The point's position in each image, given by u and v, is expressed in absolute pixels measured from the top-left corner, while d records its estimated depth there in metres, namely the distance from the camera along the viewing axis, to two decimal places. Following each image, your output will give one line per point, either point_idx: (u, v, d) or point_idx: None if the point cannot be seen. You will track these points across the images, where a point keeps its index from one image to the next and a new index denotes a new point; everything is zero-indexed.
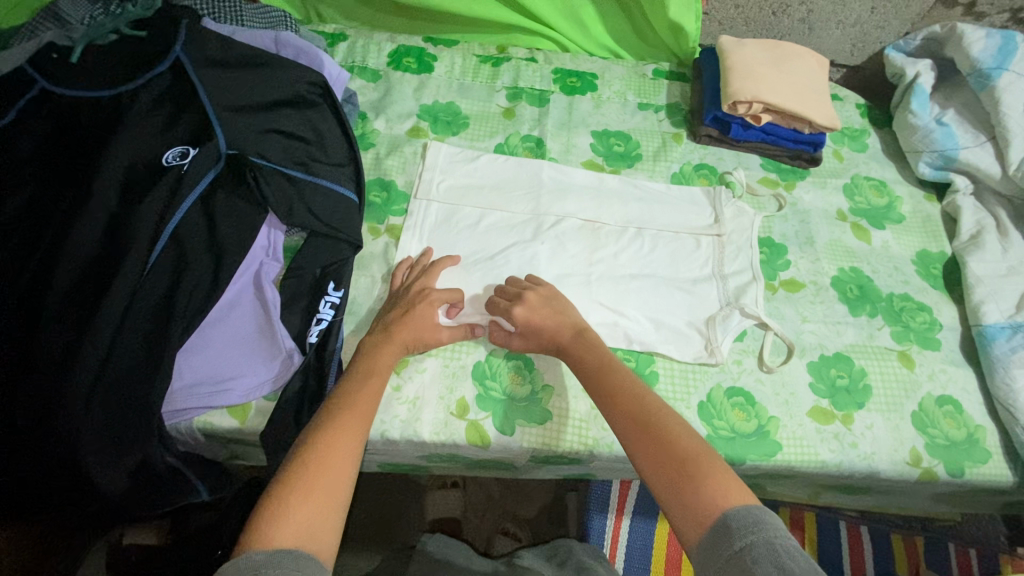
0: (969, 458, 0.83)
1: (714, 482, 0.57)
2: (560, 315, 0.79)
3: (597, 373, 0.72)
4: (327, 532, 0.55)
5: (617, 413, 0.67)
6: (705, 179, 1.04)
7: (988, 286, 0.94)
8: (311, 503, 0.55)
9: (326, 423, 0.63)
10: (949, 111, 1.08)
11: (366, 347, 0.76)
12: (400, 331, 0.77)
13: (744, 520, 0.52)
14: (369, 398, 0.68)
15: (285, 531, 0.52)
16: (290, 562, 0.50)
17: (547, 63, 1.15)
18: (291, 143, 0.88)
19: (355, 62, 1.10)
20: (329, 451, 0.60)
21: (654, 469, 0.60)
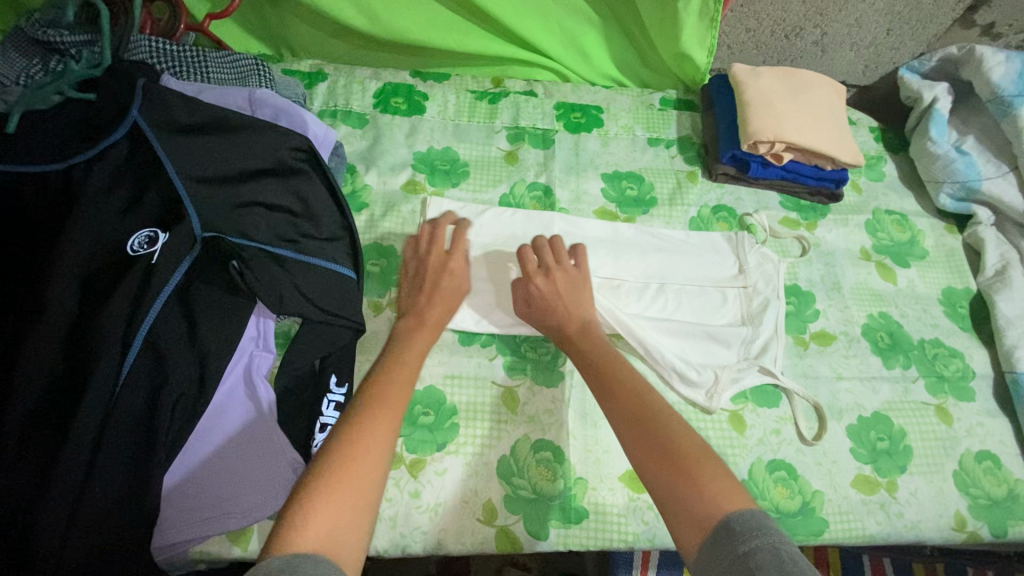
0: (1012, 517, 0.81)
1: (717, 483, 0.53)
2: (565, 302, 0.78)
3: (605, 369, 0.69)
4: (355, 535, 0.51)
5: (619, 404, 0.63)
6: (725, 223, 0.98)
7: (1019, 329, 0.91)
8: (342, 500, 0.51)
9: (353, 414, 0.59)
10: (967, 138, 1.04)
11: (398, 333, 0.74)
12: (432, 318, 0.76)
13: (746, 525, 0.48)
14: (405, 388, 0.65)
15: (310, 530, 0.48)
16: (313, 566, 0.45)
17: (547, 97, 1.06)
18: (277, 218, 0.78)
19: (338, 105, 1.00)
20: (358, 444, 0.56)
21: (651, 466, 0.56)
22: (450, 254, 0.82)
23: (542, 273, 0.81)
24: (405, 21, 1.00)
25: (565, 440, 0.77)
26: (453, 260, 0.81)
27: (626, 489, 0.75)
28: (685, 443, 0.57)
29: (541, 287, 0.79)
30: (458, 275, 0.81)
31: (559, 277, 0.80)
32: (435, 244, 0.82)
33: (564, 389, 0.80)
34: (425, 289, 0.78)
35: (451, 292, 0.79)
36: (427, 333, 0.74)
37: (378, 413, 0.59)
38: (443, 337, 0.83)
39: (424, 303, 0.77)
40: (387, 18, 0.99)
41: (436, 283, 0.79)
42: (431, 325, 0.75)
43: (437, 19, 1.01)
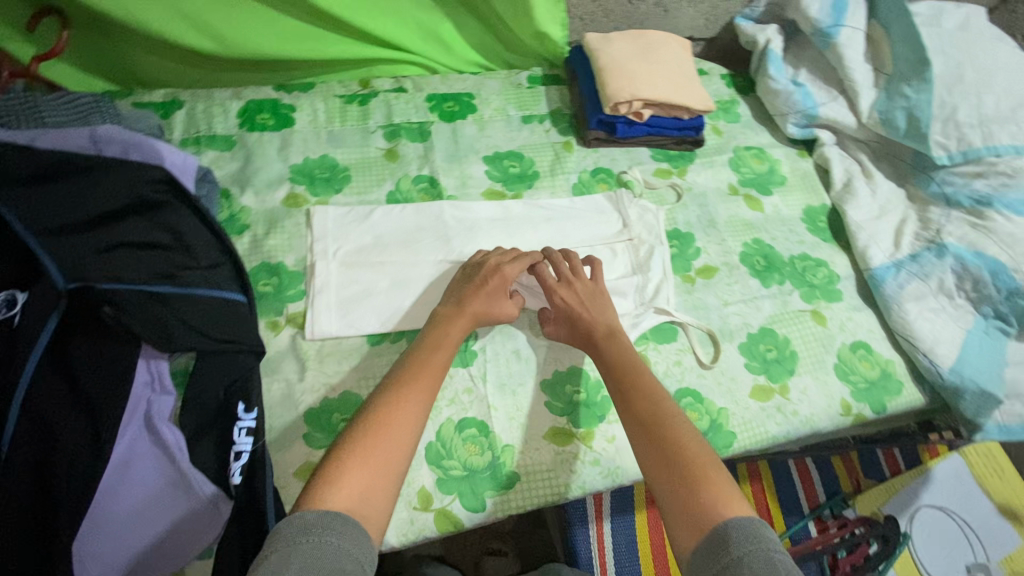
0: (887, 393, 0.92)
1: (718, 486, 0.58)
2: (597, 316, 0.81)
3: (618, 369, 0.73)
4: (382, 500, 0.58)
5: (633, 406, 0.68)
6: (605, 183, 1.04)
7: (868, 231, 1.03)
8: (373, 467, 0.59)
9: (393, 386, 0.66)
10: (801, 71, 1.15)
11: (436, 318, 0.78)
12: (471, 306, 0.79)
13: (742, 533, 0.53)
14: (437, 369, 0.70)
15: (342, 494, 0.56)
16: (339, 526, 0.53)
17: (418, 91, 1.07)
18: (149, 255, 0.74)
19: (201, 131, 0.96)
20: (396, 413, 0.63)
21: (653, 464, 0.62)
22: (506, 262, 0.84)
23: (564, 285, 0.84)
24: (255, 37, 0.98)
25: (487, 414, 0.80)
26: (506, 268, 0.83)
27: (552, 445, 0.79)
28: (691, 450, 0.62)
29: (562, 300, 0.82)
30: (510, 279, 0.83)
31: (580, 289, 0.83)
32: (495, 253, 0.86)
33: (480, 366, 0.83)
34: (473, 283, 0.81)
35: (494, 295, 0.81)
36: (465, 320, 0.77)
37: (409, 390, 0.66)
38: (351, 342, 0.83)
39: (466, 294, 0.80)
40: (235, 38, 0.97)
41: (478, 295, 0.80)
42: (469, 310, 0.78)
43: (289, 30, 1.00)
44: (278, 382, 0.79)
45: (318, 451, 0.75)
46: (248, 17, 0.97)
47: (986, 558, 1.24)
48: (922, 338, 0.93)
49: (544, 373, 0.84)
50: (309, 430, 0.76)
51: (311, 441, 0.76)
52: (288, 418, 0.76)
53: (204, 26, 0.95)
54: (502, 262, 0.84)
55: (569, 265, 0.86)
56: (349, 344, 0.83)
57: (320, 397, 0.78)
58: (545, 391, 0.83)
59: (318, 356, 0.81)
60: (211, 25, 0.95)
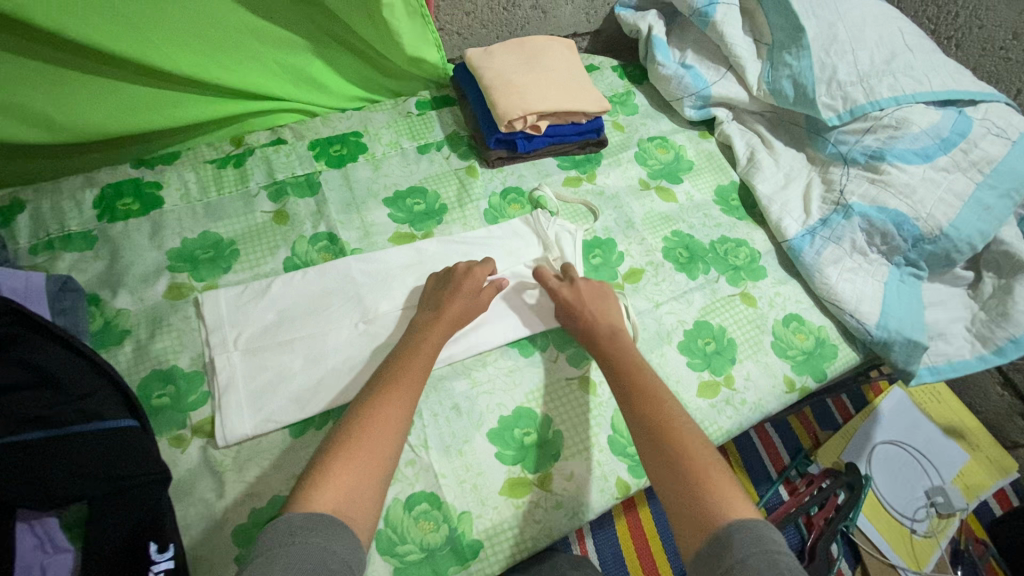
0: (824, 360, 0.94)
1: (723, 491, 0.57)
2: (607, 311, 0.83)
3: (622, 367, 0.74)
4: (367, 498, 0.58)
5: (637, 404, 0.68)
6: (516, 204, 1.00)
7: (779, 203, 1.04)
8: (359, 467, 0.59)
9: (380, 388, 0.68)
10: (687, 53, 1.15)
11: (414, 327, 0.78)
12: (449, 313, 0.79)
13: (748, 539, 0.51)
14: (419, 371, 0.71)
15: (330, 491, 0.56)
16: (325, 527, 0.53)
17: (298, 139, 0.99)
18: (7, 399, 0.63)
19: (52, 233, 0.84)
20: (380, 413, 0.64)
21: (651, 457, 0.63)
22: (477, 265, 0.85)
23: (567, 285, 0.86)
24: (96, 114, 0.86)
25: (436, 483, 0.74)
26: (478, 269, 0.84)
27: (510, 499, 0.75)
28: (693, 451, 0.61)
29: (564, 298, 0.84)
30: (482, 280, 0.84)
31: (584, 286, 0.85)
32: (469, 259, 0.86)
33: (419, 433, 0.77)
34: (447, 288, 0.82)
35: (470, 296, 0.82)
36: (443, 326, 0.78)
37: (391, 393, 0.67)
38: (272, 438, 0.75)
39: (444, 300, 0.80)
40: (71, 120, 0.85)
41: (458, 290, 0.82)
42: (445, 318, 0.78)
43: (137, 101, 0.89)
44: (195, 505, 0.70)
45: None
46: (80, 93, 0.85)
47: (941, 481, 1.31)
48: (846, 300, 0.95)
49: (489, 423, 0.80)
50: (241, 551, 0.68)
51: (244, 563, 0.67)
52: (214, 544, 0.68)
53: (29, 114, 0.82)
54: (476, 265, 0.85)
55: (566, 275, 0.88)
56: (269, 441, 0.75)
57: (247, 511, 0.70)
58: (493, 441, 0.78)
59: (236, 464, 0.73)
60: (36, 110, 0.82)
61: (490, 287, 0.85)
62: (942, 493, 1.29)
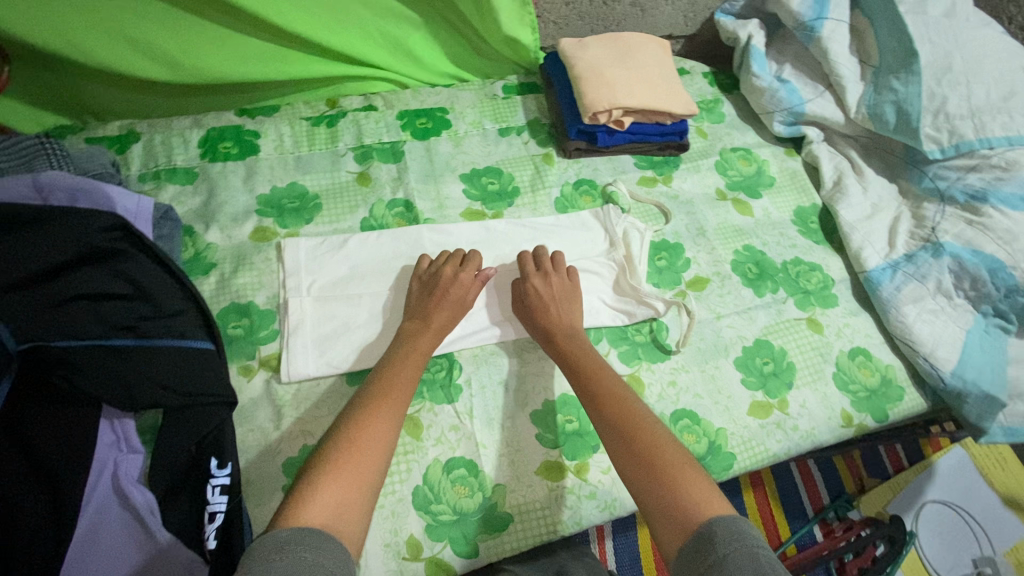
0: (888, 400, 0.90)
1: (697, 488, 0.57)
2: (571, 316, 0.83)
3: (592, 378, 0.73)
4: (354, 514, 0.57)
5: (606, 416, 0.67)
6: (588, 197, 1.00)
7: (862, 231, 0.99)
8: (345, 483, 0.58)
9: (360, 408, 0.66)
10: (785, 67, 1.12)
11: (400, 334, 0.78)
12: (437, 320, 0.79)
13: (727, 531, 0.51)
14: (404, 387, 0.70)
15: (316, 508, 0.55)
16: (314, 541, 0.51)
17: (388, 108, 1.03)
18: (106, 306, 0.70)
19: (160, 165, 0.91)
20: (363, 431, 0.63)
21: (628, 466, 0.62)
22: (463, 268, 0.84)
23: (541, 274, 0.86)
24: (211, 60, 0.93)
25: (476, 452, 0.76)
26: (462, 274, 0.83)
27: (545, 481, 0.76)
28: (666, 452, 0.61)
29: (535, 287, 0.84)
30: (467, 286, 0.83)
31: (558, 281, 0.85)
32: (453, 261, 0.85)
33: (466, 402, 0.80)
34: (434, 293, 0.81)
35: (456, 301, 0.81)
36: (432, 334, 0.78)
37: (377, 410, 0.66)
38: (329, 383, 0.79)
39: (430, 308, 0.80)
40: (190, 63, 0.92)
41: (440, 293, 0.81)
42: (433, 325, 0.78)
43: (249, 52, 0.95)
44: (255, 433, 0.74)
45: None
46: (201, 39, 0.91)
47: (992, 551, 1.21)
48: (922, 342, 0.90)
49: (534, 404, 0.81)
50: (289, 481, 0.72)
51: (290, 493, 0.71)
52: (266, 469, 0.72)
53: (155, 53, 0.90)
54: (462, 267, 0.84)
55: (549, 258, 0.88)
56: (326, 385, 0.79)
57: (299, 446, 0.74)
58: (535, 422, 0.79)
59: (294, 401, 0.77)
60: (162, 50, 0.90)
61: (477, 284, 0.84)
62: (992, 565, 1.20)
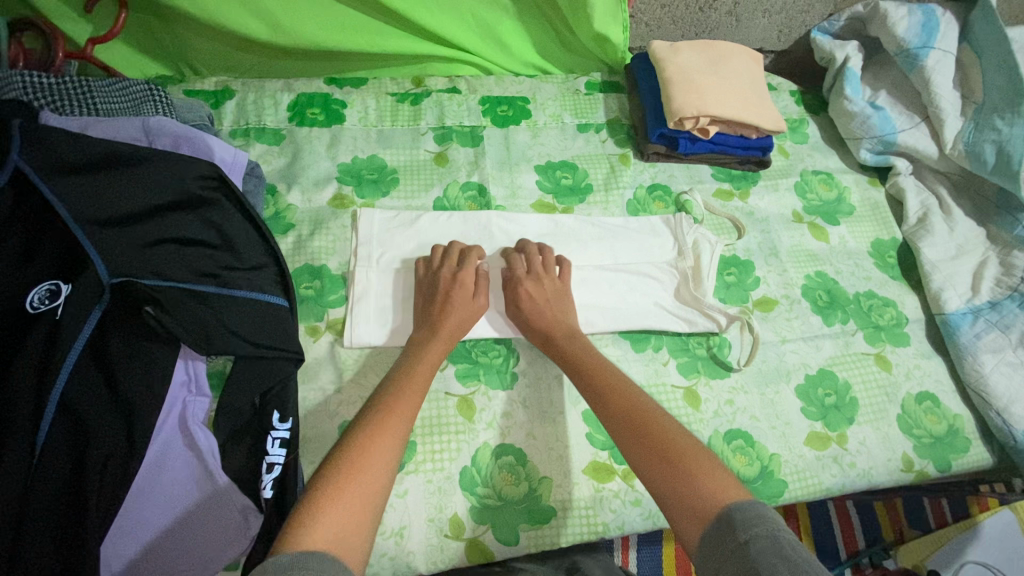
0: (953, 450, 0.86)
1: (712, 485, 0.54)
2: (560, 316, 0.80)
3: (599, 388, 0.70)
4: (359, 534, 0.52)
5: (621, 430, 0.64)
6: (661, 203, 0.99)
7: (944, 272, 0.95)
8: (347, 506, 0.53)
9: (363, 426, 0.62)
10: (880, 94, 1.08)
11: (411, 345, 0.76)
12: (446, 325, 0.76)
13: (747, 516, 0.49)
14: (410, 404, 0.66)
15: (317, 531, 0.50)
16: (317, 564, 0.47)
17: (471, 92, 1.03)
18: (195, 252, 0.73)
19: (250, 123, 0.94)
20: (368, 449, 0.59)
21: (648, 469, 0.59)
22: (461, 270, 0.82)
23: (530, 277, 0.83)
24: (310, 26, 0.95)
25: (526, 441, 0.76)
26: (464, 277, 0.81)
27: (592, 481, 0.75)
28: (678, 445, 0.59)
29: (525, 292, 0.81)
30: (470, 287, 0.80)
31: (545, 284, 0.83)
32: (450, 263, 0.82)
33: (520, 391, 0.80)
34: (438, 299, 0.78)
35: (465, 304, 0.79)
36: (442, 344, 0.75)
37: (382, 427, 0.62)
38: (390, 354, 0.80)
39: (438, 315, 0.77)
40: (290, 27, 0.94)
41: (448, 294, 0.79)
42: (441, 330, 0.76)
43: (346, 22, 0.96)
44: (315, 393, 0.76)
45: None
46: (304, 4, 0.93)
47: None
48: (997, 395, 0.86)
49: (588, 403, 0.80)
50: None
51: None
52: (323, 429, 0.74)
53: (259, 12, 0.92)
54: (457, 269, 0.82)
55: (540, 256, 0.85)
56: (388, 356, 0.80)
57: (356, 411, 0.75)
58: (587, 421, 0.79)
59: (356, 367, 0.78)
60: (266, 11, 0.92)
61: (481, 283, 0.82)
62: None
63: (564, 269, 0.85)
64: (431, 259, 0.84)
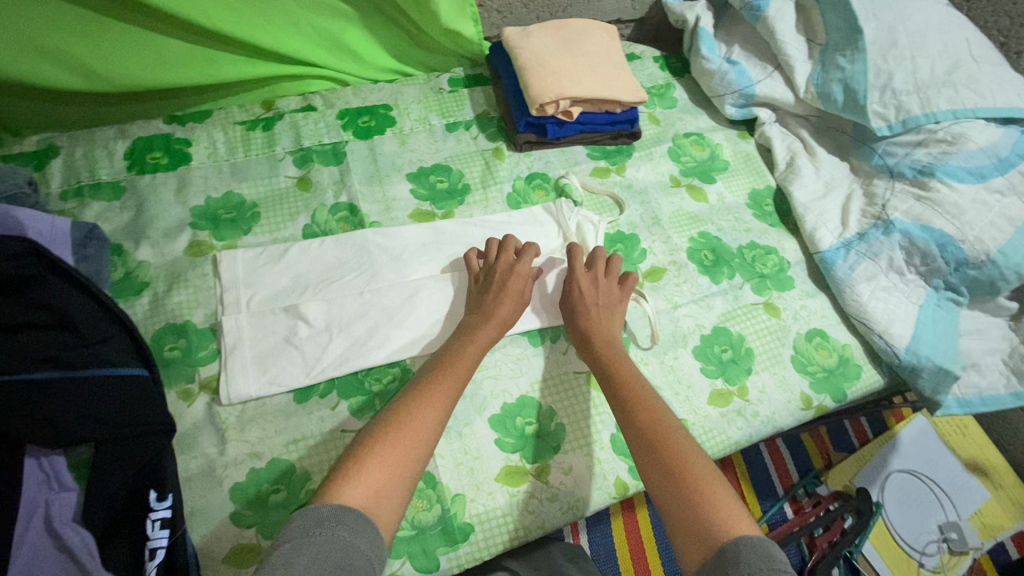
0: (846, 379, 0.90)
1: (725, 508, 0.54)
2: (609, 319, 0.80)
3: (625, 384, 0.71)
4: (395, 497, 0.54)
5: (636, 417, 0.66)
6: (541, 190, 0.98)
7: (815, 212, 0.99)
8: (388, 465, 0.55)
9: (413, 392, 0.64)
10: (734, 49, 1.10)
11: (462, 326, 0.77)
12: (498, 314, 0.77)
13: (753, 553, 0.48)
14: (455, 383, 0.67)
15: (360, 487, 0.53)
16: (352, 522, 0.50)
17: (328, 107, 0.98)
18: (23, 338, 0.65)
19: (83, 181, 0.86)
20: (412, 415, 0.61)
21: (656, 474, 0.59)
22: (519, 260, 0.83)
23: (589, 275, 0.84)
24: (132, 64, 0.87)
25: (433, 462, 0.74)
26: (519, 266, 0.82)
27: (506, 487, 0.74)
28: (693, 464, 0.58)
29: (582, 288, 0.82)
30: (524, 279, 0.81)
31: (601, 286, 0.83)
32: (510, 252, 0.83)
33: None
34: (493, 289, 0.79)
35: (516, 295, 0.79)
36: (493, 328, 0.76)
37: (430, 396, 0.64)
38: (276, 401, 0.76)
39: (491, 303, 0.78)
40: (108, 69, 0.86)
41: (502, 285, 0.80)
42: (492, 320, 0.76)
43: (173, 54, 0.89)
44: (197, 461, 0.71)
45: (248, 530, 0.68)
46: (118, 42, 0.86)
47: (956, 516, 1.23)
48: (877, 319, 0.91)
49: (492, 409, 0.79)
50: (236, 508, 0.69)
51: (239, 520, 0.68)
52: (212, 499, 0.69)
53: (66, 59, 0.84)
54: (512, 261, 0.82)
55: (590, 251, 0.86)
56: (274, 404, 0.75)
57: (245, 471, 0.71)
58: (494, 427, 0.78)
59: (239, 423, 0.74)
60: (74, 56, 0.84)
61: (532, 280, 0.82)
62: (957, 530, 1.22)
63: (613, 263, 0.85)
64: (485, 253, 0.85)
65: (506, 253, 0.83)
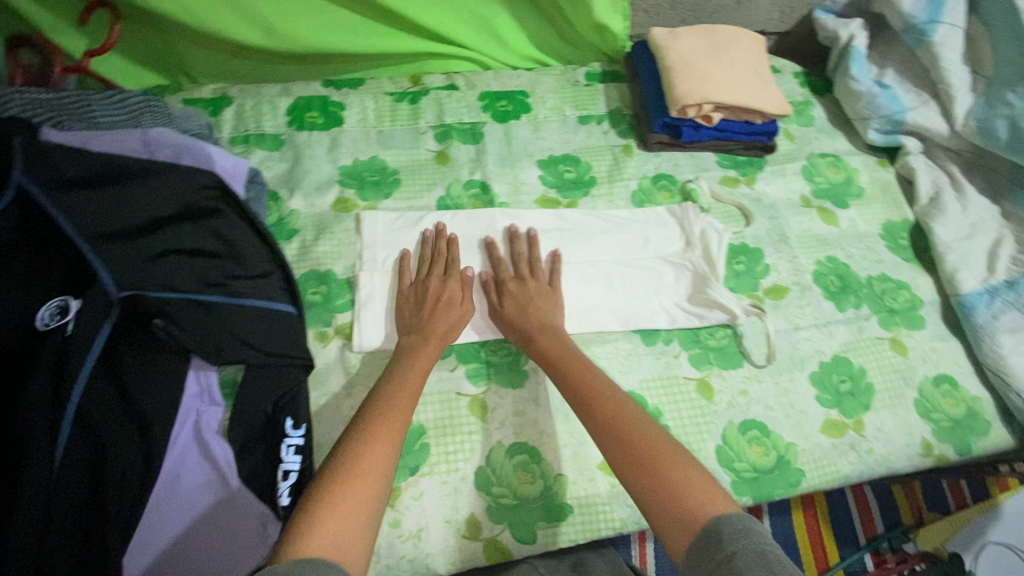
0: (973, 433, 0.84)
1: (691, 477, 0.55)
2: (543, 317, 0.79)
3: (577, 386, 0.68)
4: (359, 547, 0.51)
5: (599, 414, 0.63)
6: (666, 192, 0.97)
7: (958, 252, 0.93)
8: (341, 514, 0.52)
9: (357, 433, 0.60)
10: (887, 72, 1.05)
11: (401, 351, 0.74)
12: (434, 328, 0.76)
13: (732, 529, 0.49)
14: (402, 414, 0.64)
15: (313, 540, 0.49)
16: (314, 568, 0.46)
17: (470, 88, 1.02)
18: (199, 262, 0.72)
19: (250, 130, 0.94)
20: (360, 457, 0.57)
21: (646, 496, 0.56)
22: (448, 276, 0.82)
23: (515, 278, 0.83)
24: (306, 29, 0.94)
25: (539, 439, 0.76)
26: (450, 281, 0.81)
27: (607, 477, 0.75)
28: (659, 452, 0.57)
29: (512, 292, 0.81)
30: (456, 291, 0.80)
31: (525, 286, 0.82)
32: (438, 268, 0.82)
33: (532, 388, 0.79)
34: (428, 305, 0.78)
35: (453, 310, 0.78)
36: (433, 347, 0.74)
37: (377, 433, 0.60)
38: None
39: (427, 318, 0.77)
40: (287, 31, 0.94)
41: (439, 299, 0.79)
42: (431, 335, 0.75)
43: (343, 23, 0.96)
44: (329, 399, 0.76)
45: None
46: (298, 7, 0.93)
47: None
48: (1017, 374, 0.85)
49: None
50: None
51: None
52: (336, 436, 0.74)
53: (253, 18, 0.92)
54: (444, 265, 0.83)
55: (527, 255, 0.85)
56: None
57: None
58: None
59: (366, 371, 0.78)
60: (260, 16, 0.92)
61: (467, 288, 0.81)
62: None
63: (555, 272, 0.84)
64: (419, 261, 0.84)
65: (433, 266, 0.83)
